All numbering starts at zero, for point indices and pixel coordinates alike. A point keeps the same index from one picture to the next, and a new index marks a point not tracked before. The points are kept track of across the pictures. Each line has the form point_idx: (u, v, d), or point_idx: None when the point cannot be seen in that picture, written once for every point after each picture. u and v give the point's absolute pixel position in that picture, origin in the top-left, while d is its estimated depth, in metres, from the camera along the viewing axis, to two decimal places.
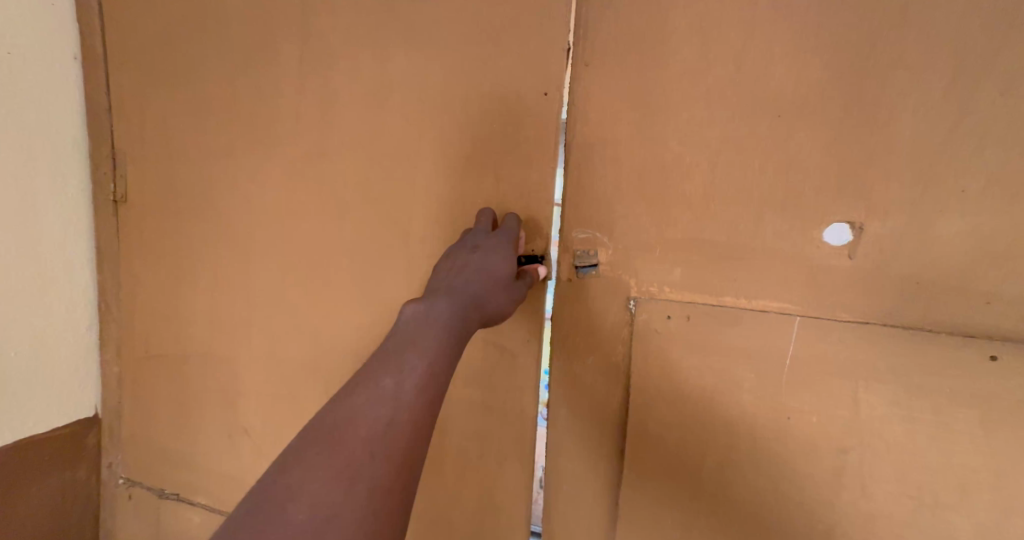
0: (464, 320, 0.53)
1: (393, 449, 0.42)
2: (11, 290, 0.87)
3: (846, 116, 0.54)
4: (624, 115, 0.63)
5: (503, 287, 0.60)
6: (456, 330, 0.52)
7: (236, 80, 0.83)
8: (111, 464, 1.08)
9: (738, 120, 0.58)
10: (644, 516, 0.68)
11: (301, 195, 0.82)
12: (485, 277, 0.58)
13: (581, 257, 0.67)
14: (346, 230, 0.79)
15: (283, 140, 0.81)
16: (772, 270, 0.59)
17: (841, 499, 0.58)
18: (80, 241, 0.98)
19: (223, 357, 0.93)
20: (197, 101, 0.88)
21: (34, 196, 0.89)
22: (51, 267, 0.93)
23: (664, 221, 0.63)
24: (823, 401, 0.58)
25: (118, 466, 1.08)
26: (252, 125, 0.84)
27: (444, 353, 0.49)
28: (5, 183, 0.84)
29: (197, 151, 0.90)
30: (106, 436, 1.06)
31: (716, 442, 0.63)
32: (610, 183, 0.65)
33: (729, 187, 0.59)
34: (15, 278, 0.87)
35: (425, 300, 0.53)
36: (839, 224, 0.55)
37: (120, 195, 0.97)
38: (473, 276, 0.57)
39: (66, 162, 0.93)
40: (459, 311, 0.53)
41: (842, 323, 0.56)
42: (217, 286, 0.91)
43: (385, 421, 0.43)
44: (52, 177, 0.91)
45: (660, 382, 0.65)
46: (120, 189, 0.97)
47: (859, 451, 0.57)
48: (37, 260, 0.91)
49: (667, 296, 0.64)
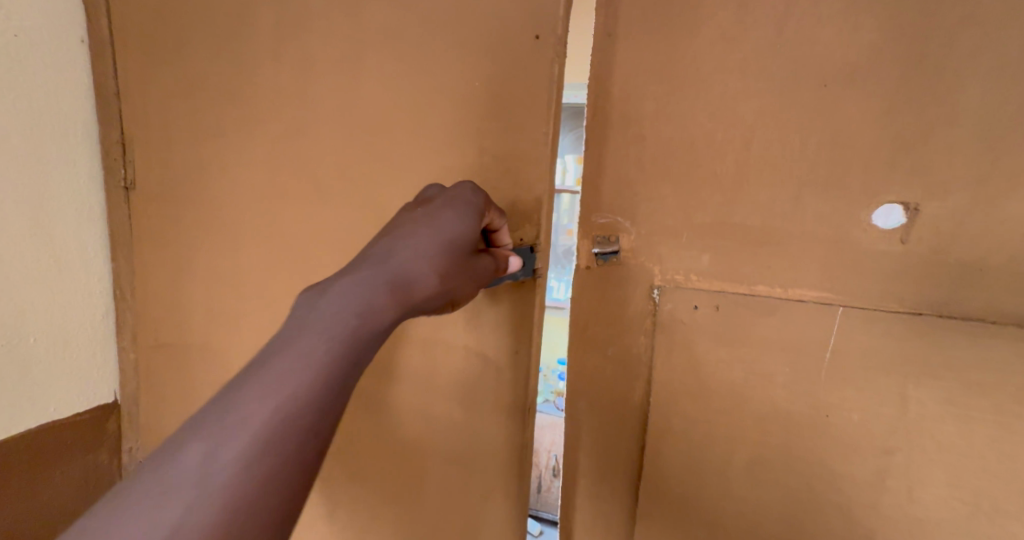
0: (373, 322, 0.43)
1: (272, 461, 0.36)
2: (24, 273, 0.87)
3: (899, 85, 0.49)
4: (651, 89, 0.59)
5: (422, 292, 0.46)
6: (331, 362, 0.39)
7: (240, 59, 0.80)
8: (132, 449, 1.07)
9: (777, 92, 0.54)
10: (671, 515, 0.66)
11: (304, 178, 0.78)
12: (391, 280, 0.44)
13: (601, 244, 0.64)
14: (348, 214, 0.75)
15: (287, 121, 0.78)
16: (811, 256, 0.55)
17: (884, 501, 0.55)
18: (95, 226, 0.96)
19: (230, 347, 0.91)
20: (201, 83, 0.85)
21: (48, 176, 0.88)
22: (69, 255, 0.93)
23: (691, 204, 0.59)
24: (867, 397, 0.54)
25: (139, 451, 1.07)
26: (255, 106, 0.80)
27: (292, 404, 0.37)
28: (21, 163, 0.85)
29: (201, 135, 0.87)
30: (126, 421, 1.05)
31: (747, 437, 0.60)
32: (632, 164, 0.61)
33: (764, 167, 0.55)
34: (27, 261, 0.87)
35: (299, 316, 0.41)
36: (891, 204, 0.51)
37: (130, 181, 0.96)
38: (374, 279, 0.44)
39: (76, 142, 0.92)
40: (338, 333, 0.40)
41: (889, 314, 0.52)
42: (223, 274, 0.89)
43: (257, 429, 0.36)
44: (65, 157, 0.91)
45: (687, 375, 0.62)
46: (130, 174, 0.96)
47: (906, 451, 0.53)
48: (57, 251, 0.91)
49: (693, 284, 0.61)
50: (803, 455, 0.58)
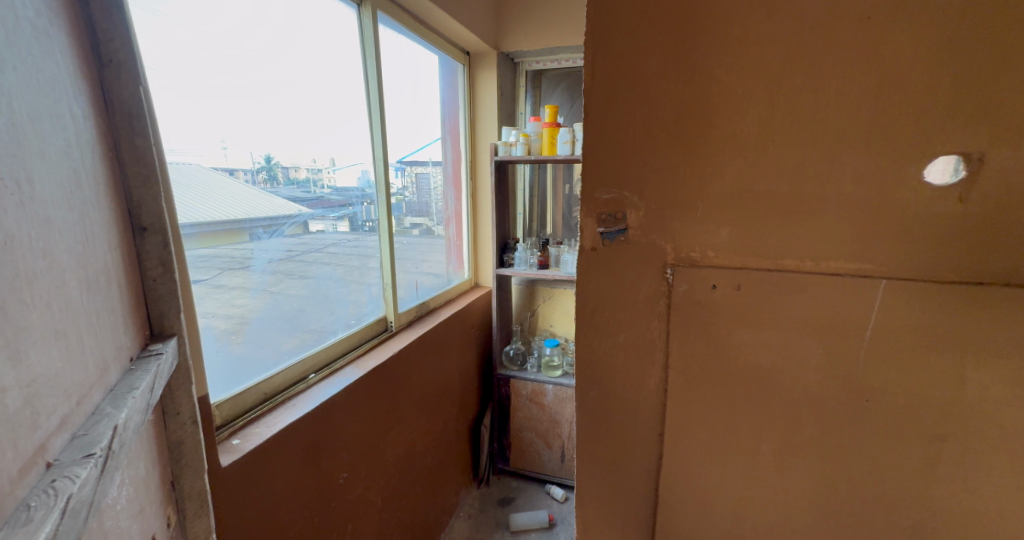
0: None
1: None
2: (136, 380, 0.51)
3: (957, 18, 0.42)
4: (657, 41, 0.51)
5: None
6: None
7: None
8: (170, 410, 0.63)
9: (808, 35, 0.46)
10: (695, 508, 0.61)
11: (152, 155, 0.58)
12: None
13: (607, 222, 0.57)
14: (96, 199, 0.50)
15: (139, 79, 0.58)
16: (846, 224, 0.49)
17: (935, 488, 0.51)
18: (159, 295, 0.60)
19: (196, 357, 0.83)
20: None
21: (100, 235, 0.50)
22: (92, 370, 0.46)
23: (705, 171, 0.52)
24: (914, 380, 0.49)
25: (171, 410, 0.63)
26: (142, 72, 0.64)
27: None
28: (74, 203, 0.45)
29: None
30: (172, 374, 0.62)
31: (777, 427, 0.55)
32: (638, 130, 0.53)
33: (791, 124, 0.48)
34: (119, 367, 0.51)
35: None
36: (945, 159, 0.45)
37: (77, 195, 0.46)
38: None
39: (90, 158, 0.50)
40: None
41: (945, 287, 0.46)
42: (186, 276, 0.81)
43: None
44: (110, 198, 0.53)
45: (706, 361, 0.56)
46: (73, 187, 0.46)
47: (961, 438, 0.49)
48: (87, 341, 0.46)
49: (711, 261, 0.54)
50: (840, 444, 0.53)
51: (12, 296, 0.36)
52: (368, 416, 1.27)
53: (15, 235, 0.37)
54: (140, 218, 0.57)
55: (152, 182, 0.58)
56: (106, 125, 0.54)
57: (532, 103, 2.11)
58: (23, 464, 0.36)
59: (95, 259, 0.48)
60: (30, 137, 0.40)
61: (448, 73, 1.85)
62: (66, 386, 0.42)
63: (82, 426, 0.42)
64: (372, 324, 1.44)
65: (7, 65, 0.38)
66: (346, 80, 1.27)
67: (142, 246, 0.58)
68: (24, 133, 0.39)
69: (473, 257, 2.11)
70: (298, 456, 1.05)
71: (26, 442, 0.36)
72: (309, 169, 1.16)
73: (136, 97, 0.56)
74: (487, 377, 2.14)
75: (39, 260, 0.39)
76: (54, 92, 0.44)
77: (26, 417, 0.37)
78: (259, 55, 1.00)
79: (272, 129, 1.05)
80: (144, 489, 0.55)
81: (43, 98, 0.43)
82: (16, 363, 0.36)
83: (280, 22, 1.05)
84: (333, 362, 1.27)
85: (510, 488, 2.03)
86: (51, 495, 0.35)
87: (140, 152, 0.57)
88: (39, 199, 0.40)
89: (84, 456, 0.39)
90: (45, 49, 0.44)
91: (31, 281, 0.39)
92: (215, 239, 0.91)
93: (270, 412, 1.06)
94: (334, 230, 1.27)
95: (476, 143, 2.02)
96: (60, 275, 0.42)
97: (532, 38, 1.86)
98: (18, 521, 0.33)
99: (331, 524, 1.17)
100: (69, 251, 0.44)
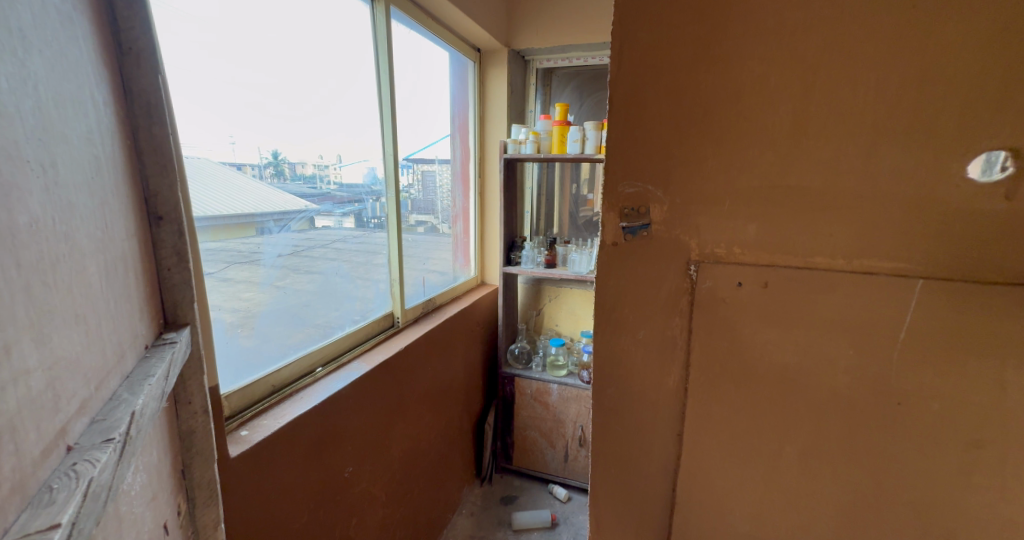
0: None
1: None
2: (151, 368, 0.50)
3: (1003, 12, 0.41)
4: (687, 32, 0.50)
5: None
6: None
7: None
8: (181, 400, 0.62)
9: (846, 27, 0.45)
10: (714, 510, 0.60)
11: (170, 143, 0.57)
12: None
13: (630, 217, 0.55)
14: (115, 185, 0.49)
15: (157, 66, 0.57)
16: (880, 222, 0.47)
17: (969, 495, 0.49)
18: (172, 285, 0.59)
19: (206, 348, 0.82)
20: None
21: (118, 221, 0.49)
22: (108, 356, 0.45)
23: (734, 166, 0.51)
24: (950, 383, 0.47)
25: (183, 400, 0.62)
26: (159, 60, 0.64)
27: None
28: (94, 186, 0.45)
29: None
30: (186, 364, 0.62)
31: (801, 429, 0.54)
32: (664, 123, 0.52)
33: (826, 119, 0.47)
34: (134, 354, 0.50)
35: None
36: (990, 155, 0.44)
37: (97, 179, 0.45)
38: None
39: (109, 144, 0.49)
40: None
41: (988, 288, 0.45)
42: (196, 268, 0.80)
43: None
44: (127, 185, 0.52)
45: (729, 361, 0.55)
46: (93, 170, 0.45)
47: (999, 444, 0.47)
48: (105, 328, 0.45)
49: (736, 258, 0.53)
50: (869, 448, 0.52)
51: (36, 278, 0.36)
52: (374, 411, 1.27)
53: (39, 218, 0.37)
54: (156, 207, 0.57)
55: (169, 172, 0.57)
56: (125, 112, 0.53)
57: (541, 101, 2.10)
58: (45, 447, 0.35)
59: (113, 246, 0.48)
60: (56, 119, 0.39)
61: (459, 69, 1.84)
62: (85, 371, 0.41)
63: (100, 411, 0.42)
64: (379, 320, 1.43)
65: (33, 47, 0.37)
66: (358, 74, 1.26)
67: (157, 235, 0.57)
68: (51, 114, 0.39)
69: (480, 254, 2.10)
70: (305, 449, 1.05)
71: (48, 424, 0.36)
72: (316, 165, 1.15)
73: (154, 86, 0.55)
74: (491, 376, 2.13)
75: (62, 244, 0.39)
76: (77, 75, 0.44)
77: (49, 400, 0.36)
78: (268, 49, 0.99)
79: (283, 124, 1.04)
80: (156, 478, 0.54)
81: (66, 80, 0.42)
82: (40, 346, 0.36)
83: (293, 17, 1.05)
84: (340, 357, 1.27)
85: (514, 486, 2.02)
86: (73, 478, 0.34)
87: (157, 140, 0.56)
88: (64, 184, 0.40)
89: (103, 441, 0.39)
90: (69, 31, 0.43)
91: (54, 265, 0.38)
92: (225, 233, 0.92)
93: (277, 404, 1.05)
94: (342, 225, 1.26)
95: (486, 141, 2.01)
96: (80, 260, 0.41)
97: (544, 36, 1.85)
98: (41, 503, 0.32)
99: (335, 518, 1.16)
100: (90, 237, 0.43)
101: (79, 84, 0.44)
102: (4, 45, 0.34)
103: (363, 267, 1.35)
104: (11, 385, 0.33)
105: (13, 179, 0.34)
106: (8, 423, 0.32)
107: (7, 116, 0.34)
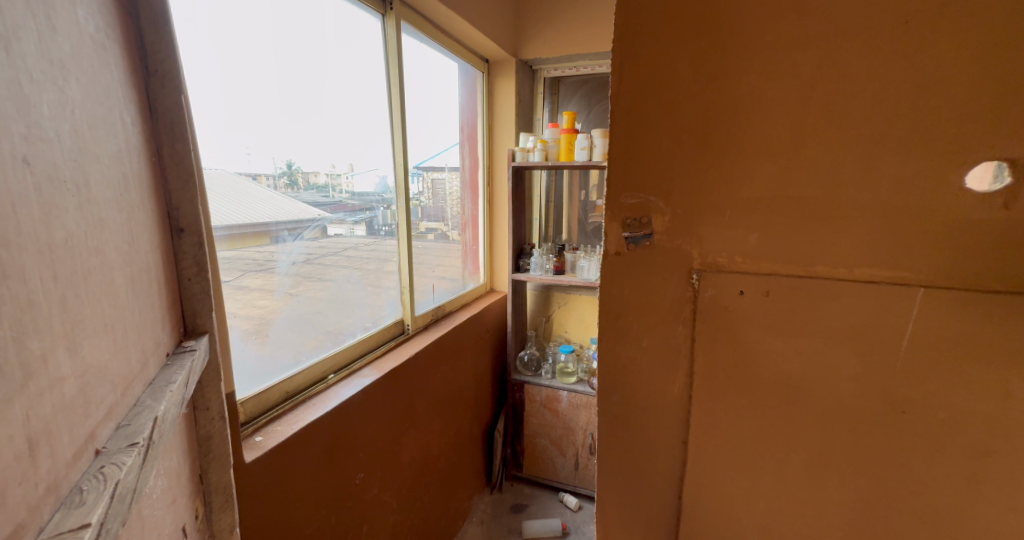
0: None
1: None
2: (171, 376, 0.52)
3: (998, 26, 0.42)
4: (686, 48, 0.51)
5: None
6: None
7: None
8: (198, 407, 0.64)
9: (843, 41, 0.46)
10: (721, 517, 0.60)
11: (191, 158, 0.60)
12: None
13: (632, 227, 0.57)
14: (142, 201, 0.52)
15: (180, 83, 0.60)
16: (880, 231, 0.48)
17: (978, 504, 0.49)
18: (191, 295, 0.61)
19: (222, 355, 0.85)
20: None
21: (142, 235, 0.51)
22: (133, 365, 0.47)
23: (734, 177, 0.52)
24: (954, 391, 0.48)
25: (200, 408, 0.64)
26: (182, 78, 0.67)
27: None
28: (121, 203, 0.47)
29: None
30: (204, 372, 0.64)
31: (807, 436, 0.54)
32: (665, 136, 0.53)
33: (824, 131, 0.48)
34: (156, 363, 0.52)
35: None
36: (990, 166, 0.44)
37: (124, 195, 0.48)
38: None
39: (135, 160, 0.51)
40: None
41: (990, 296, 0.45)
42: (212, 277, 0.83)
43: None
44: (152, 199, 0.54)
45: (733, 368, 0.56)
46: (120, 187, 0.47)
47: (1006, 454, 0.47)
48: (131, 336, 0.47)
49: (738, 267, 0.54)
50: (875, 456, 0.52)
51: (70, 290, 0.38)
52: (385, 418, 1.29)
53: (74, 234, 0.39)
54: (178, 219, 0.59)
55: (191, 186, 0.60)
56: (149, 129, 0.55)
57: (549, 109, 2.12)
58: (76, 450, 0.37)
59: (139, 258, 0.50)
60: (90, 140, 0.42)
61: (468, 80, 1.87)
62: (113, 378, 0.43)
63: (125, 417, 0.44)
64: (390, 327, 1.45)
65: (71, 75, 0.40)
66: (369, 86, 1.30)
67: (179, 246, 0.59)
68: (87, 137, 0.42)
69: (489, 261, 2.12)
70: (318, 455, 1.06)
71: (79, 429, 0.38)
72: (329, 175, 1.18)
73: (178, 105, 0.58)
74: (501, 383, 2.14)
75: (93, 258, 0.41)
76: (110, 100, 0.46)
77: (80, 406, 0.38)
78: (283, 63, 1.03)
79: (296, 135, 1.07)
80: (175, 481, 0.56)
81: (99, 103, 0.44)
82: (73, 354, 0.38)
83: (307, 32, 1.08)
84: (352, 363, 1.29)
85: (524, 494, 2.02)
86: (101, 480, 0.37)
87: (180, 156, 0.58)
88: (96, 202, 0.42)
89: (128, 445, 0.41)
90: (103, 58, 0.46)
91: (86, 277, 0.40)
92: (240, 242, 0.94)
93: (290, 410, 1.07)
94: (354, 234, 1.29)
95: (494, 149, 2.03)
96: (109, 273, 0.44)
97: (551, 46, 1.88)
98: (73, 504, 0.34)
99: (347, 523, 1.18)
100: (119, 250, 0.46)
101: (111, 107, 0.47)
102: (46, 75, 0.37)
103: (374, 274, 1.38)
104: (47, 391, 0.35)
105: (52, 199, 0.37)
106: (44, 428, 0.34)
107: (47, 140, 0.36)
